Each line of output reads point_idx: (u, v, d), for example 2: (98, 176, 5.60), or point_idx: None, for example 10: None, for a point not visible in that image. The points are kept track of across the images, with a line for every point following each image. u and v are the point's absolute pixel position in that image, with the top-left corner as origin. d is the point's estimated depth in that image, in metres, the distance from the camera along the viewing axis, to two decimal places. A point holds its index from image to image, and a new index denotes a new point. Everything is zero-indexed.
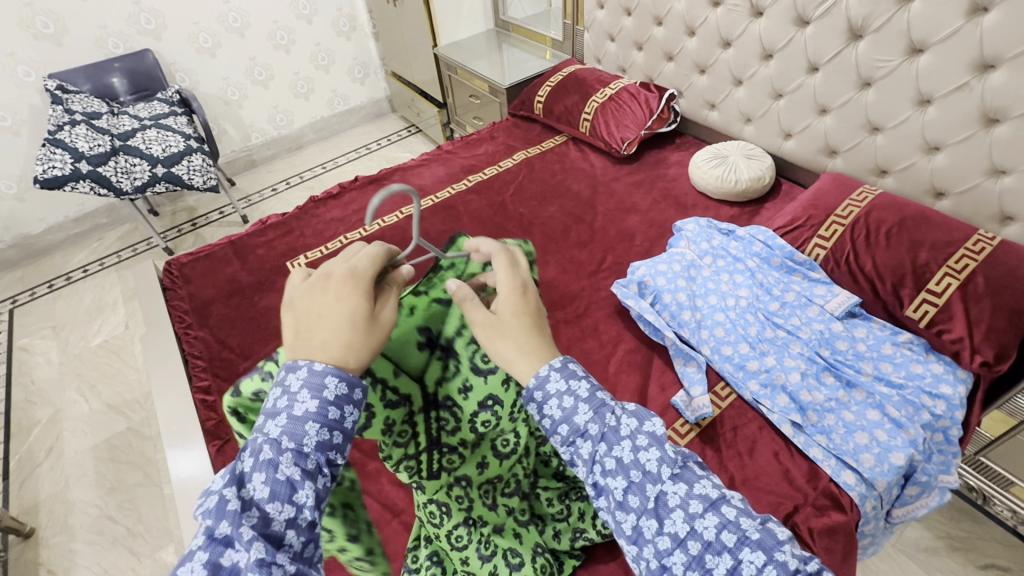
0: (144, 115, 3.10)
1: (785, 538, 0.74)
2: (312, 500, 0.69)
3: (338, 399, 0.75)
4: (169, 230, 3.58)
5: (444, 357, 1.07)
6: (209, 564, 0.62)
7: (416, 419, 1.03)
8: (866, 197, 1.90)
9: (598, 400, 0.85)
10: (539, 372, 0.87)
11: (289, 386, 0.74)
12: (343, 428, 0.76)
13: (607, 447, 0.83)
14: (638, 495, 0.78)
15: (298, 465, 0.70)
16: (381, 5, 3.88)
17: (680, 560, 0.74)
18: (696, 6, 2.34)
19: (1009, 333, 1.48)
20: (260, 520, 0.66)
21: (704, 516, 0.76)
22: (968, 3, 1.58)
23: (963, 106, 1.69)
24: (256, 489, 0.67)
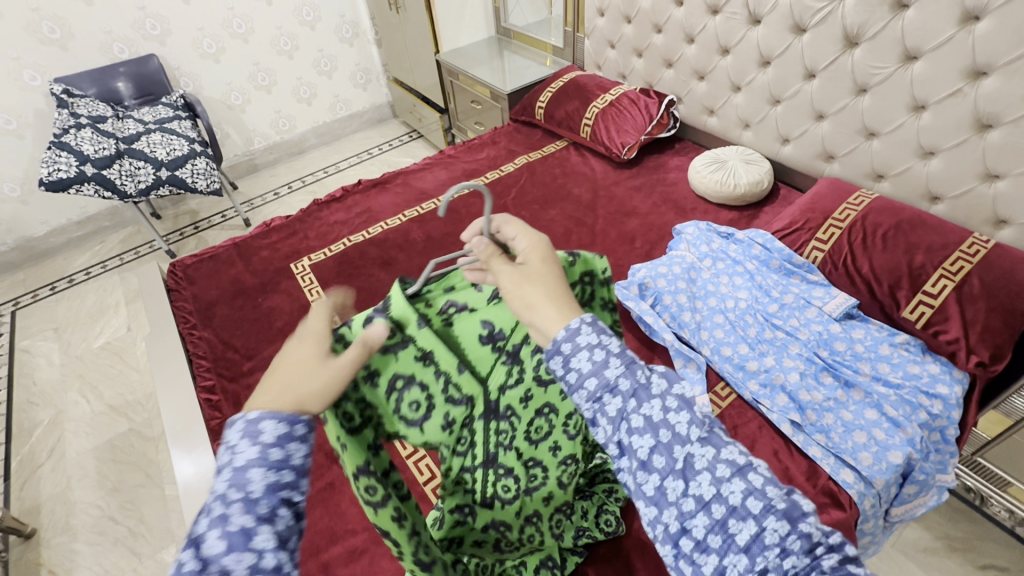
0: (148, 119, 3.13)
1: (810, 509, 0.68)
2: (272, 544, 0.62)
3: (279, 439, 0.67)
4: (172, 233, 3.61)
5: (508, 360, 1.04)
6: None
7: (478, 426, 1.02)
8: (863, 201, 1.91)
9: (630, 356, 0.78)
10: (570, 325, 0.78)
11: (228, 440, 0.67)
12: (293, 466, 0.68)
13: (636, 403, 0.75)
14: (666, 455, 0.71)
15: (249, 511, 0.63)
16: (383, 12, 3.92)
17: (702, 524, 0.69)
18: (695, 14, 2.36)
19: (1003, 333, 1.50)
20: (218, 574, 0.59)
21: (732, 481, 0.70)
22: (962, 11, 1.59)
23: (957, 112, 1.70)
24: (210, 546, 0.61)
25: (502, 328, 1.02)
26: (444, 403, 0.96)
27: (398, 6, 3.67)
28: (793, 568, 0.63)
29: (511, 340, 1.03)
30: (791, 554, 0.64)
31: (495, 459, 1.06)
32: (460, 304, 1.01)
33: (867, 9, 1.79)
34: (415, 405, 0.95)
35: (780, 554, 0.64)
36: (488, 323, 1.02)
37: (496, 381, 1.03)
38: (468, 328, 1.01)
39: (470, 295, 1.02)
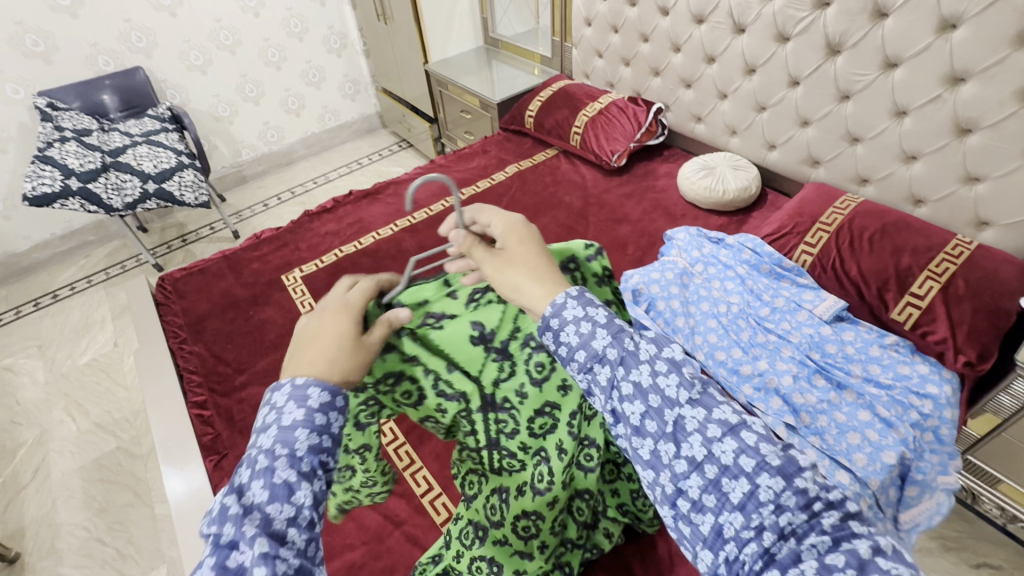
0: (135, 132, 3.10)
1: (807, 464, 0.66)
2: (309, 501, 0.66)
3: (323, 405, 0.73)
4: (159, 247, 3.56)
5: (498, 358, 1.08)
6: (216, 566, 0.59)
7: (478, 420, 1.05)
8: (849, 205, 1.94)
9: (617, 325, 0.79)
10: (556, 300, 0.83)
11: (274, 403, 0.72)
12: (332, 432, 0.73)
13: (624, 370, 0.76)
14: (656, 419, 0.72)
15: (292, 467, 0.67)
16: (371, 23, 3.93)
17: (696, 484, 0.68)
18: (680, 23, 2.40)
19: (989, 333, 1.53)
20: (261, 521, 0.62)
21: (723, 441, 0.68)
22: (938, 20, 1.64)
23: (937, 117, 1.74)
24: (254, 493, 0.64)
25: (493, 328, 1.07)
26: (435, 397, 1.04)
27: (386, 17, 3.68)
28: (789, 524, 0.62)
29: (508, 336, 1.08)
30: (785, 509, 0.63)
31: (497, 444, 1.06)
32: (436, 314, 1.07)
33: (848, 17, 1.83)
34: (406, 393, 1.04)
35: (775, 510, 0.63)
36: (478, 323, 1.06)
37: (489, 376, 1.06)
38: (460, 331, 1.06)
39: (446, 303, 1.08)
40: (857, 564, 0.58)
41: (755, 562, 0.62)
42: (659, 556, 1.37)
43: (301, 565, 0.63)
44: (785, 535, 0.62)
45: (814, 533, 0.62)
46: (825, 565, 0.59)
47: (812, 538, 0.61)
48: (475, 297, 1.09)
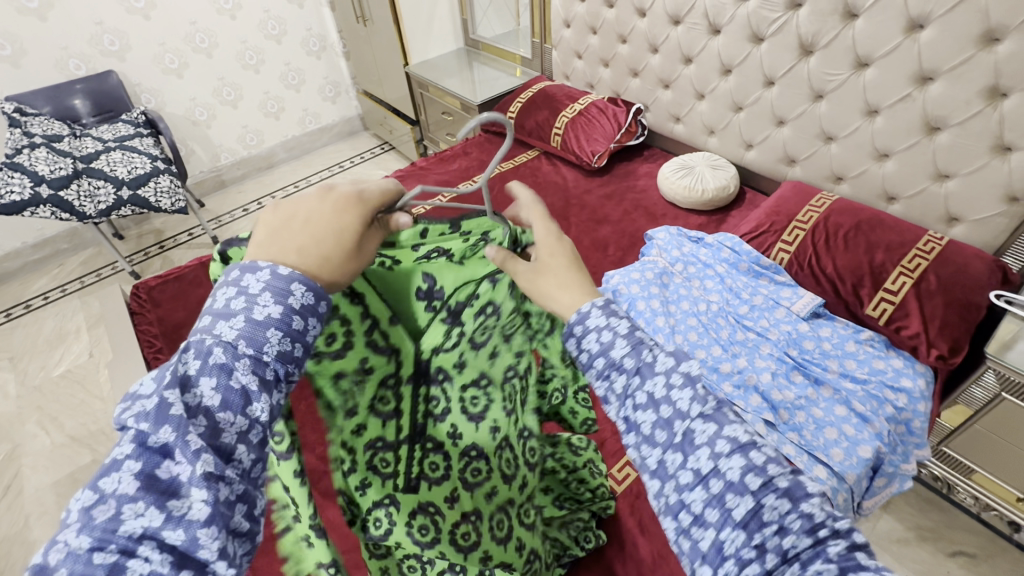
0: (108, 137, 3.03)
1: (816, 490, 0.62)
2: (265, 417, 0.60)
3: (303, 308, 0.67)
4: (136, 254, 3.49)
5: (448, 320, 0.98)
6: (143, 475, 0.53)
7: (407, 384, 0.96)
8: (825, 202, 1.97)
9: (637, 337, 0.77)
10: (581, 309, 0.82)
11: (247, 288, 0.66)
12: (305, 341, 0.67)
13: (640, 380, 0.74)
14: (666, 430, 0.70)
15: (252, 372, 0.61)
16: (350, 25, 3.90)
17: (699, 498, 0.66)
18: (658, 24, 2.41)
19: (960, 327, 1.57)
20: (207, 430, 0.56)
21: (731, 457, 0.65)
22: (906, 21, 1.67)
23: (907, 116, 1.77)
24: (205, 396, 0.58)
25: (441, 286, 0.97)
26: (365, 347, 0.92)
27: (366, 19, 3.65)
28: (791, 547, 0.58)
29: (455, 299, 0.98)
30: (789, 531, 0.59)
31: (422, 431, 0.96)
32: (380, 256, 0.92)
33: (819, 18, 1.85)
34: (330, 337, 0.88)
35: (778, 531, 0.59)
36: (429, 276, 0.97)
37: (429, 339, 0.99)
38: (403, 278, 0.96)
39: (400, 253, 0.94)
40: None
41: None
42: (641, 557, 1.40)
43: (245, 489, 0.58)
44: (787, 559, 0.58)
45: (820, 560, 0.56)
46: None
47: (818, 564, 0.56)
48: (431, 256, 0.95)
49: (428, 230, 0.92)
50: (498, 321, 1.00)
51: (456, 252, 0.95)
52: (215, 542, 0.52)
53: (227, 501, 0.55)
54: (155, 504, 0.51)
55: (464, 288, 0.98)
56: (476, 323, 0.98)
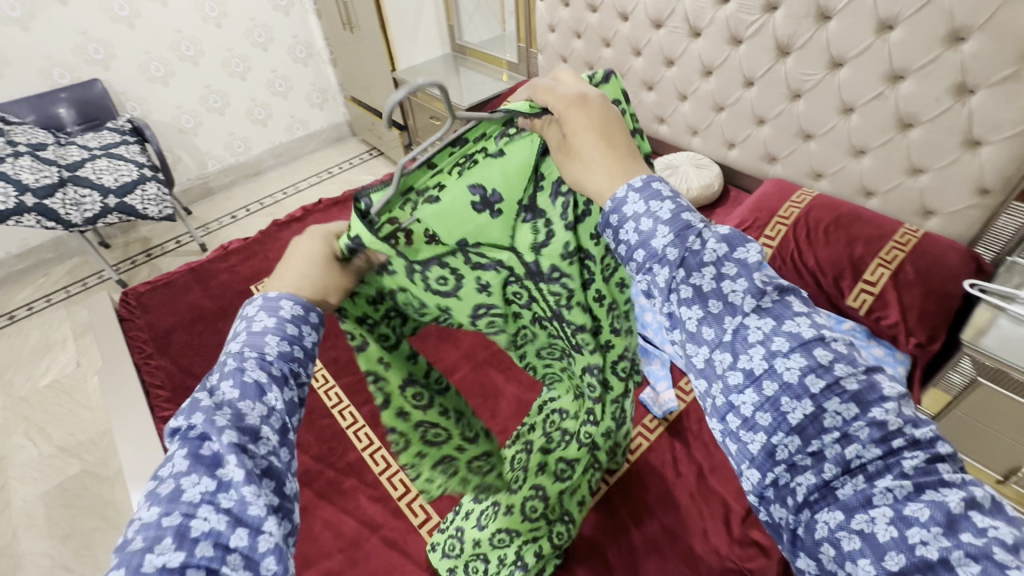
0: (93, 145, 3.01)
1: (890, 393, 0.66)
2: (280, 405, 0.73)
3: (294, 317, 0.80)
4: (123, 263, 3.46)
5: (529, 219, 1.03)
6: (189, 456, 0.64)
7: (527, 285, 1.10)
8: (805, 198, 2.02)
9: (682, 223, 0.77)
10: (618, 194, 0.81)
11: (246, 313, 0.80)
12: (303, 344, 0.80)
13: (686, 273, 0.75)
14: (715, 327, 0.73)
15: (262, 368, 0.74)
16: (337, 32, 3.92)
17: (750, 401, 0.69)
18: (640, 28, 2.47)
19: (937, 315, 1.63)
20: (233, 415, 0.68)
21: (788, 357, 0.67)
22: (876, 22, 1.73)
23: (881, 114, 1.84)
24: (225, 392, 0.70)
25: (493, 187, 0.97)
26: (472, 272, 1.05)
27: (352, 25, 3.68)
28: (855, 455, 0.64)
29: (527, 196, 1.01)
30: (853, 441, 0.64)
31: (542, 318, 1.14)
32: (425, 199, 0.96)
33: (795, 20, 1.92)
34: (441, 279, 1.03)
35: (842, 441, 0.65)
36: (476, 185, 0.97)
37: (523, 242, 1.03)
38: (456, 200, 0.96)
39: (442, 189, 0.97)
40: (943, 521, 0.59)
41: (809, 491, 0.66)
42: (634, 544, 1.45)
43: (270, 465, 0.68)
44: (851, 469, 0.64)
45: (891, 475, 0.63)
46: (903, 514, 0.61)
47: (889, 482, 0.63)
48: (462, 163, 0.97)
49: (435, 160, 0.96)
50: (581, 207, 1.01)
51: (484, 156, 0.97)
52: (260, 502, 0.63)
53: (256, 472, 0.66)
54: (205, 474, 0.63)
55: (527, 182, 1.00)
56: (556, 205, 1.01)
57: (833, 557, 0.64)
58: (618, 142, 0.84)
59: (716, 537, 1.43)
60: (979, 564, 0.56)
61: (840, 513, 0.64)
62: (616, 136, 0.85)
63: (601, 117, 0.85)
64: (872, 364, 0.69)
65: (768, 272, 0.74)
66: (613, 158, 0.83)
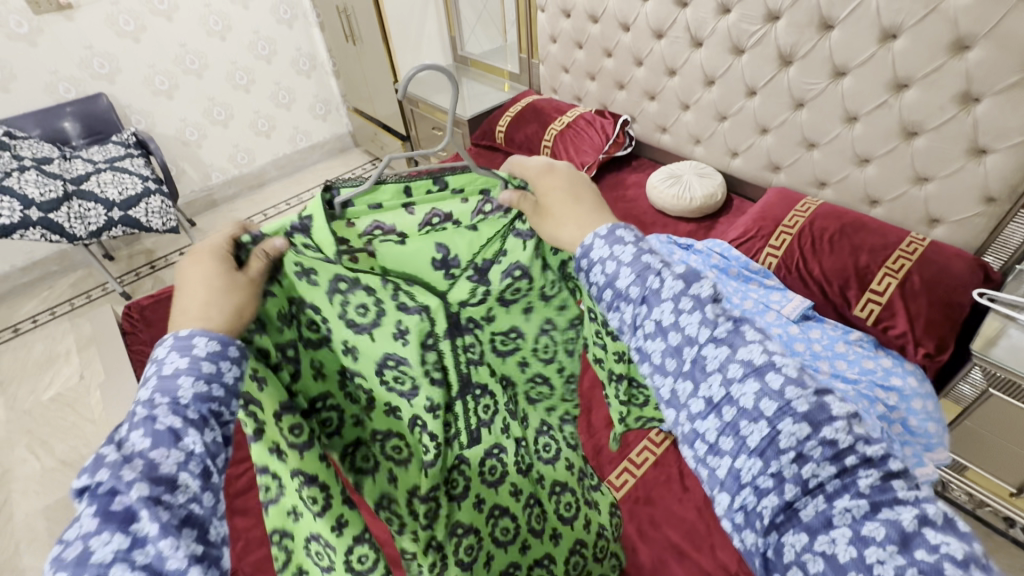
0: (98, 159, 3.03)
1: (840, 412, 0.64)
2: (201, 448, 0.62)
3: (211, 354, 0.71)
4: (126, 275, 3.47)
5: (473, 278, 1.11)
6: (97, 514, 0.53)
7: (444, 344, 1.11)
8: (809, 207, 2.01)
9: (642, 264, 0.80)
10: (585, 242, 0.87)
11: (154, 357, 0.69)
12: (223, 382, 0.70)
13: (647, 309, 0.79)
14: (676, 358, 0.75)
15: (177, 413, 0.63)
16: (340, 44, 3.95)
17: (713, 426, 0.70)
18: (642, 39, 2.48)
19: (945, 325, 1.61)
20: (145, 466, 0.57)
21: (744, 382, 0.68)
22: (879, 31, 1.73)
23: (885, 122, 1.83)
24: (134, 441, 0.59)
25: (456, 253, 1.09)
26: (394, 309, 1.06)
27: (355, 37, 3.71)
28: (810, 475, 0.63)
29: (480, 257, 1.10)
30: (808, 461, 0.63)
31: (468, 384, 1.16)
32: (387, 227, 1.03)
33: (797, 30, 1.92)
34: (362, 309, 1.03)
35: (796, 461, 0.63)
36: (443, 246, 1.08)
37: (455, 296, 1.12)
38: (420, 251, 1.07)
39: (400, 217, 1.03)
40: (897, 539, 0.57)
41: (773, 513, 0.64)
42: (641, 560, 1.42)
43: (192, 515, 0.58)
44: (809, 489, 0.63)
45: (848, 495, 0.61)
46: (860, 534, 0.59)
47: (844, 504, 0.61)
48: (431, 220, 1.05)
49: (412, 190, 1.02)
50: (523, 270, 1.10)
51: (456, 213, 1.05)
52: (181, 553, 0.53)
53: (175, 524, 0.55)
54: (118, 531, 0.52)
55: (490, 245, 1.09)
56: (502, 282, 1.11)
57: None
58: (585, 198, 0.95)
59: (725, 553, 1.40)
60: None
61: (805, 535, 0.61)
62: (581, 194, 0.96)
63: (570, 180, 0.98)
64: (824, 386, 0.67)
65: (723, 304, 0.76)
66: (575, 212, 0.93)
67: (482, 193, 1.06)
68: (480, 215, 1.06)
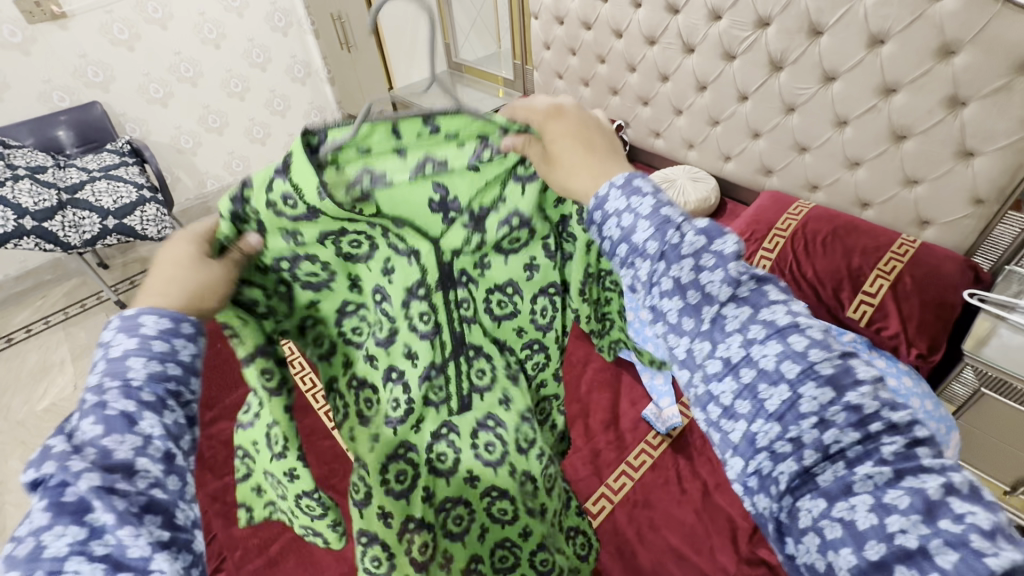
0: (92, 167, 3.02)
1: (865, 376, 0.63)
2: (160, 430, 0.60)
3: (163, 332, 0.65)
4: (121, 283, 3.46)
5: (469, 224, 1.01)
6: (46, 508, 0.52)
7: (439, 296, 1.02)
8: (802, 210, 2.03)
9: (662, 216, 0.74)
10: (600, 192, 0.81)
11: (102, 336, 0.64)
12: (179, 359, 0.65)
13: (664, 265, 0.74)
14: (694, 317, 0.71)
15: (129, 397, 0.59)
16: (335, 51, 3.97)
17: (730, 389, 0.68)
18: (634, 45, 2.50)
19: (937, 326, 1.63)
20: (98, 456, 0.56)
21: (766, 345, 0.66)
22: (867, 37, 1.75)
23: (875, 126, 1.86)
24: (85, 430, 0.57)
25: (456, 194, 0.99)
26: (387, 248, 1.00)
27: (350, 45, 3.73)
28: (834, 440, 0.61)
29: (477, 203, 1.00)
30: (831, 426, 0.61)
31: (463, 343, 1.07)
32: (377, 173, 0.93)
33: (787, 36, 1.94)
34: (354, 243, 0.96)
35: (820, 426, 0.62)
36: (442, 186, 0.97)
37: (450, 243, 1.01)
38: (415, 194, 0.97)
39: (392, 165, 0.93)
40: (921, 508, 0.56)
41: (792, 479, 0.62)
42: (640, 564, 1.43)
43: (151, 501, 0.56)
44: (830, 455, 0.62)
45: (870, 461, 0.60)
46: (882, 502, 0.58)
47: (866, 468, 0.60)
48: (423, 164, 0.94)
49: (403, 133, 0.90)
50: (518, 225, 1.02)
51: (451, 159, 0.94)
52: (141, 541, 0.53)
53: (132, 512, 0.54)
54: (71, 524, 0.51)
55: (491, 187, 0.99)
56: (498, 231, 1.02)
57: (817, 546, 0.60)
58: (596, 141, 0.88)
59: (723, 555, 1.41)
60: (957, 552, 0.53)
61: (823, 501, 0.61)
62: (593, 139, 0.88)
63: (577, 123, 0.88)
64: (848, 349, 0.66)
65: (745, 260, 0.72)
66: (591, 158, 0.85)
67: (479, 138, 0.93)
68: (479, 163, 0.94)
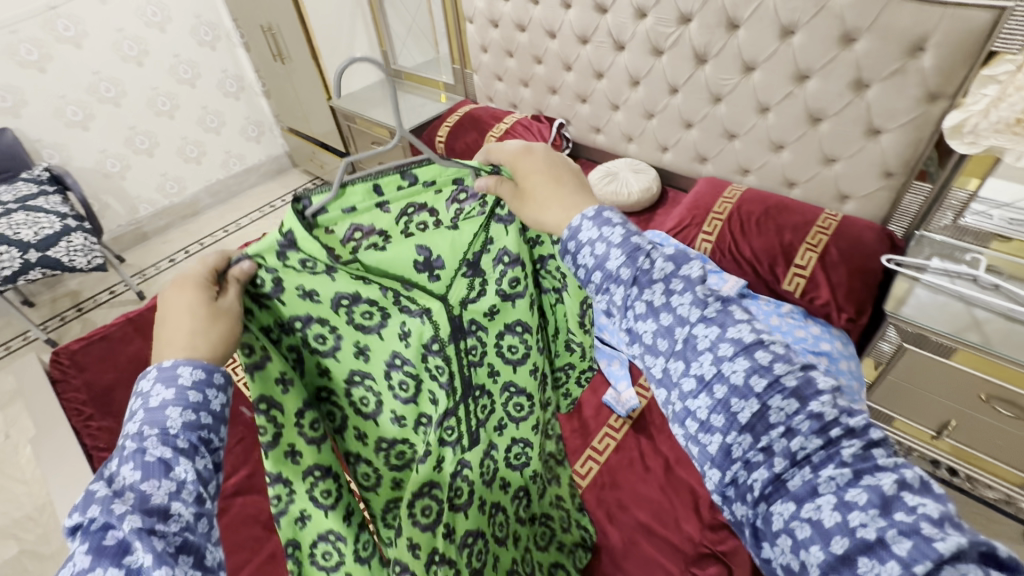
0: (8, 199, 2.81)
1: (823, 386, 0.72)
2: (191, 476, 0.69)
3: (196, 383, 0.75)
4: (51, 320, 3.23)
5: (469, 274, 1.11)
6: (92, 549, 0.60)
7: (448, 348, 1.09)
8: (736, 194, 2.15)
9: (632, 245, 0.88)
10: (573, 223, 0.93)
11: (141, 389, 0.74)
12: (210, 409, 0.76)
13: (639, 290, 0.86)
14: (668, 339, 0.82)
15: (167, 444, 0.69)
16: (268, 63, 3.84)
17: (705, 405, 0.77)
18: (568, 44, 2.58)
19: (863, 292, 1.77)
20: (136, 499, 0.64)
21: (734, 360, 0.76)
22: (779, 29, 1.89)
23: (793, 111, 1.99)
24: (126, 476, 0.66)
25: (438, 254, 1.09)
26: (399, 313, 1.08)
27: (284, 56, 3.62)
28: (801, 446, 0.69)
29: (470, 252, 1.10)
30: (796, 434, 0.69)
31: (471, 385, 1.13)
32: (366, 228, 1.03)
33: (707, 31, 2.06)
34: (367, 313, 1.06)
35: (787, 433, 0.70)
36: (424, 247, 1.07)
37: (455, 296, 1.11)
38: (401, 254, 1.06)
39: (376, 216, 1.03)
40: (879, 503, 0.63)
41: (764, 485, 0.70)
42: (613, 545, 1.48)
43: (185, 540, 0.65)
44: (797, 461, 0.69)
45: (833, 464, 0.67)
46: (845, 500, 0.64)
47: (832, 470, 0.67)
48: (408, 212, 1.05)
49: (384, 189, 1.01)
50: (512, 275, 1.12)
51: (432, 207, 1.07)
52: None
53: (168, 551, 0.62)
54: (111, 565, 0.59)
55: (476, 239, 1.09)
56: (496, 270, 1.12)
57: (790, 547, 0.66)
58: (565, 181, 0.99)
59: (689, 525, 1.47)
60: (911, 541, 0.59)
61: (792, 504, 0.67)
62: (562, 176, 0.99)
63: (548, 162, 1.00)
64: (807, 362, 0.75)
65: (710, 286, 0.84)
66: (561, 194, 0.97)
67: (454, 183, 1.06)
68: (454, 205, 1.07)
